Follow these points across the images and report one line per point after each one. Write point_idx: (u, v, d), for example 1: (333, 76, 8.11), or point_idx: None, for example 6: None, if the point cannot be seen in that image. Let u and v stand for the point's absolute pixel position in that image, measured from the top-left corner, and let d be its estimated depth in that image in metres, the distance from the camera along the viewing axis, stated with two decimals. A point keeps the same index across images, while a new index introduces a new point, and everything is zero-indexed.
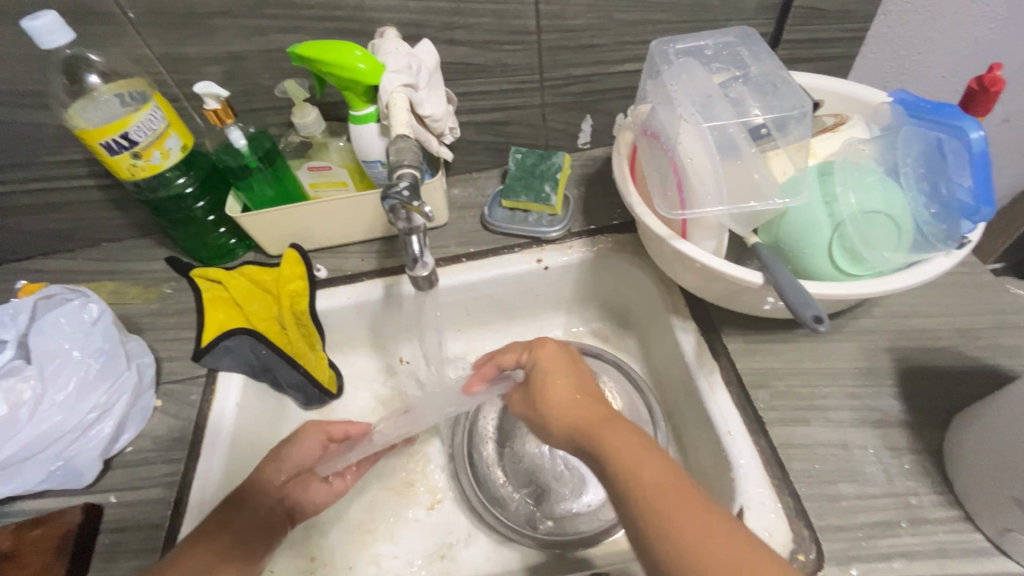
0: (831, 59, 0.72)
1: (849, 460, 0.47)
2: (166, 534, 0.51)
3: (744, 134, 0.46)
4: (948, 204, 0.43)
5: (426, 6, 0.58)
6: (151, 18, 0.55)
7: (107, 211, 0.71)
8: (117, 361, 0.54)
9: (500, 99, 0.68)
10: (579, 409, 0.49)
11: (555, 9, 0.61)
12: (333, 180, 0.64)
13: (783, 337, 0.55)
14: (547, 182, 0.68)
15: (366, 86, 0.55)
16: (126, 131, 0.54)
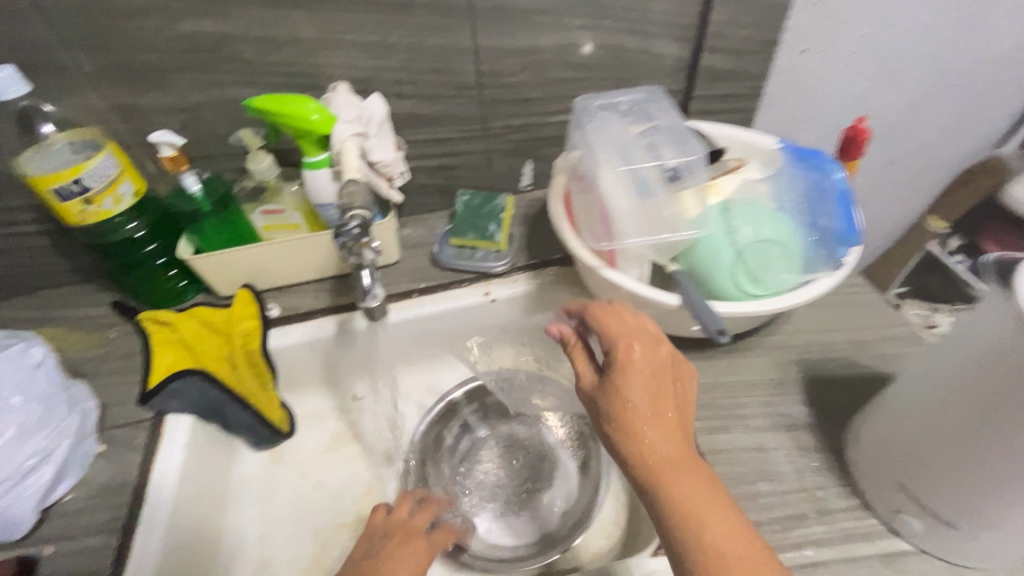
0: (737, 111, 0.82)
1: (766, 462, 0.52)
2: None
3: (655, 177, 0.53)
4: (826, 232, 0.52)
5: (376, 64, 0.64)
6: (107, 72, 0.58)
7: (50, 257, 0.70)
8: (58, 405, 0.54)
9: (446, 146, 0.74)
10: (660, 448, 0.42)
11: (493, 67, 0.68)
12: (286, 223, 0.67)
13: (706, 355, 0.61)
14: (492, 221, 0.73)
15: (319, 135, 0.59)
16: (78, 177, 0.56)
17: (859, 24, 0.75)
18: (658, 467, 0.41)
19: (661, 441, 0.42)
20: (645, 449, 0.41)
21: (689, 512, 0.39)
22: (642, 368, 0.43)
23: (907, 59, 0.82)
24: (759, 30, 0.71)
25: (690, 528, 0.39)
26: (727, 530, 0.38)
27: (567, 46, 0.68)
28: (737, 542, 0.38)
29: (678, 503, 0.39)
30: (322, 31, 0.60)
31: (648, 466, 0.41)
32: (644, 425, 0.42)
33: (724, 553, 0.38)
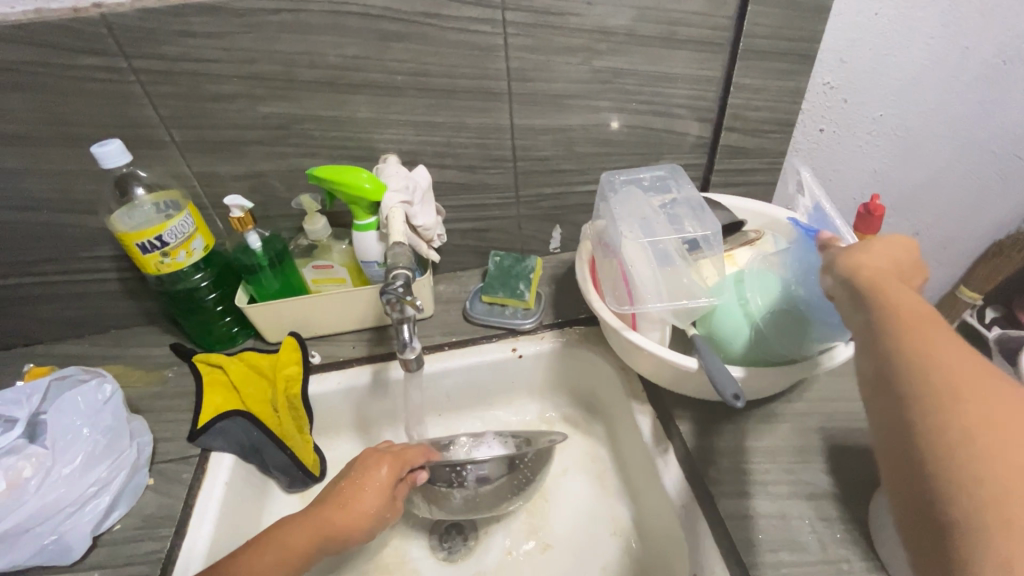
0: (757, 184, 0.86)
1: (787, 530, 0.52)
2: None
3: (673, 248, 0.56)
4: None
5: (422, 139, 0.71)
6: (194, 145, 0.67)
7: (123, 301, 0.78)
8: (120, 439, 0.59)
9: (482, 211, 0.81)
10: (943, 341, 0.36)
11: (527, 143, 0.75)
12: (333, 277, 0.73)
13: (727, 418, 0.62)
14: (521, 281, 0.78)
15: (369, 203, 0.66)
16: (160, 234, 0.63)
17: (872, 106, 0.79)
18: (931, 350, 0.35)
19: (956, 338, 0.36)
20: (928, 336, 0.36)
21: (961, 389, 0.33)
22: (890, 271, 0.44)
23: (924, 138, 0.85)
24: (775, 112, 0.77)
25: (955, 394, 0.33)
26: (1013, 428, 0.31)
27: (596, 125, 0.75)
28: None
29: (956, 377, 0.33)
30: (378, 112, 0.68)
31: (896, 306, 0.39)
32: (933, 321, 0.38)
33: (983, 425, 0.31)
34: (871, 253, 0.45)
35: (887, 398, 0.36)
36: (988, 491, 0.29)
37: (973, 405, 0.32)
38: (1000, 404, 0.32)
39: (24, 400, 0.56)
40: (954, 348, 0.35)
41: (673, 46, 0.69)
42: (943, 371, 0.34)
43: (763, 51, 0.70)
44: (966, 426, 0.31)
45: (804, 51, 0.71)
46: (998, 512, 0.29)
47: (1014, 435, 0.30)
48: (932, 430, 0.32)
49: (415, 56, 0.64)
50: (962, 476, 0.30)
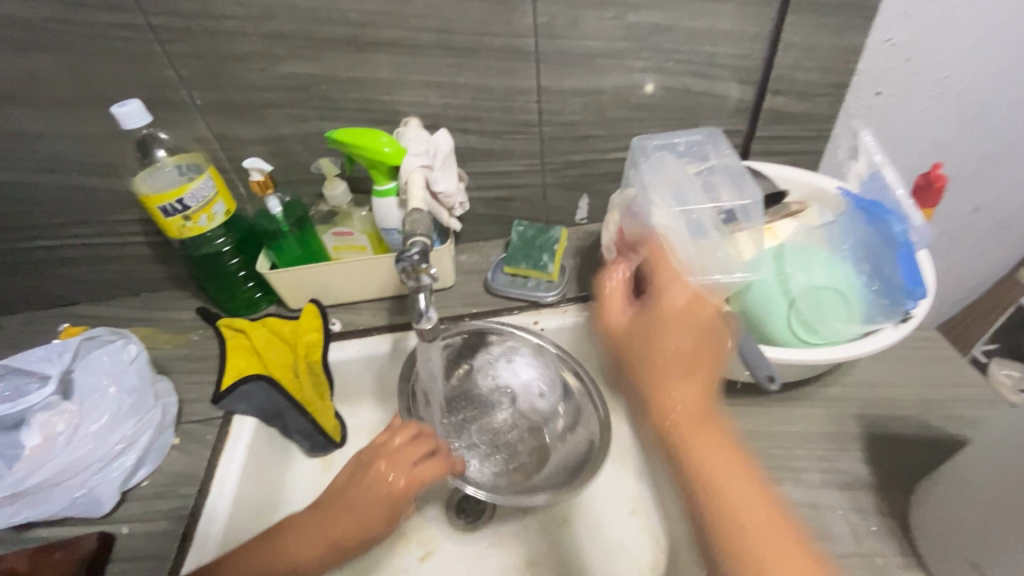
0: (801, 153, 0.80)
1: (819, 520, 0.50)
2: (172, 565, 0.54)
3: (708, 219, 0.53)
4: (888, 285, 0.49)
5: (445, 102, 0.68)
6: (214, 107, 0.66)
7: (151, 265, 0.79)
8: (146, 399, 0.60)
9: (506, 179, 0.78)
10: (687, 398, 0.49)
11: (555, 107, 0.71)
12: (353, 245, 0.72)
13: (758, 400, 0.59)
14: (545, 252, 0.75)
15: (389, 166, 0.64)
16: (182, 197, 0.63)
17: (938, 67, 0.72)
18: (680, 424, 0.48)
19: (687, 391, 0.49)
20: (673, 394, 0.49)
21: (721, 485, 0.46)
22: (661, 349, 0.50)
23: (994, 104, 0.77)
24: (826, 73, 0.70)
25: (701, 477, 0.47)
26: (733, 488, 0.46)
27: (628, 87, 0.71)
28: (753, 501, 0.45)
29: (688, 441, 0.48)
30: (399, 72, 0.65)
31: (680, 424, 0.48)
32: (672, 398, 0.48)
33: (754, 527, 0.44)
34: (676, 299, 0.51)
35: (696, 503, 0.47)
36: (738, 536, 0.44)
37: (719, 476, 0.46)
38: (726, 468, 0.47)
39: (54, 358, 0.58)
40: (690, 401, 0.49)
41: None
42: (690, 444, 0.48)
43: (818, 3, 0.64)
44: (719, 500, 0.45)
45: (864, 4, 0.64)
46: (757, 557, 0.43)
47: (740, 501, 0.45)
48: (700, 499, 0.46)
49: (437, 12, 0.61)
50: (735, 524, 0.44)
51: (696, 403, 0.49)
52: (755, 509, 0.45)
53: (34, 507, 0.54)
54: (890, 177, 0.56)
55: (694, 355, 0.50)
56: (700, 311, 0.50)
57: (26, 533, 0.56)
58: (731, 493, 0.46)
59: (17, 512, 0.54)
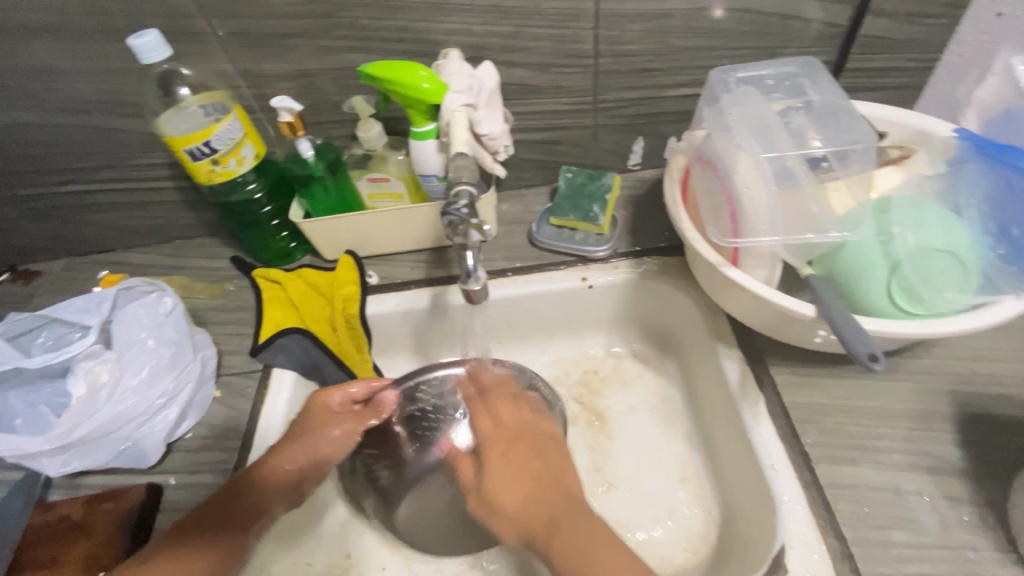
0: (895, 88, 0.70)
1: (902, 507, 0.45)
2: None
3: (803, 166, 0.45)
4: (1020, 245, 0.41)
5: (488, 29, 0.60)
6: (237, 37, 0.60)
7: (183, 211, 0.76)
8: (185, 352, 0.59)
9: (554, 119, 0.70)
10: (503, 486, 0.49)
11: (613, 34, 0.62)
12: (388, 192, 0.67)
13: (835, 372, 0.53)
14: (595, 202, 0.69)
15: (428, 105, 0.57)
16: (208, 140, 0.59)
17: None
18: (506, 501, 0.48)
19: (506, 475, 0.49)
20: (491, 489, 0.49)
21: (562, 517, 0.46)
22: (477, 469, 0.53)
23: None
24: None
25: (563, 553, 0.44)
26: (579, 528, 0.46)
27: (699, 9, 0.61)
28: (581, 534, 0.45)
29: (544, 501, 0.48)
30: None
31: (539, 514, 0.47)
32: (495, 474, 0.50)
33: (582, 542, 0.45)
34: (487, 422, 0.55)
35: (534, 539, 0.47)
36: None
37: (565, 539, 0.45)
38: (570, 523, 0.46)
39: (93, 308, 0.57)
40: (515, 480, 0.49)
41: None
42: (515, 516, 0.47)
43: None
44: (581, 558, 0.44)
45: None
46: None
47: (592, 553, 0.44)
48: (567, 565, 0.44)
49: None
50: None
51: (522, 475, 0.49)
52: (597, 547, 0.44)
53: (84, 457, 0.55)
54: None
55: (511, 442, 0.52)
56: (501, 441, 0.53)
57: (79, 479, 0.57)
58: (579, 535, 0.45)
59: (67, 462, 0.55)
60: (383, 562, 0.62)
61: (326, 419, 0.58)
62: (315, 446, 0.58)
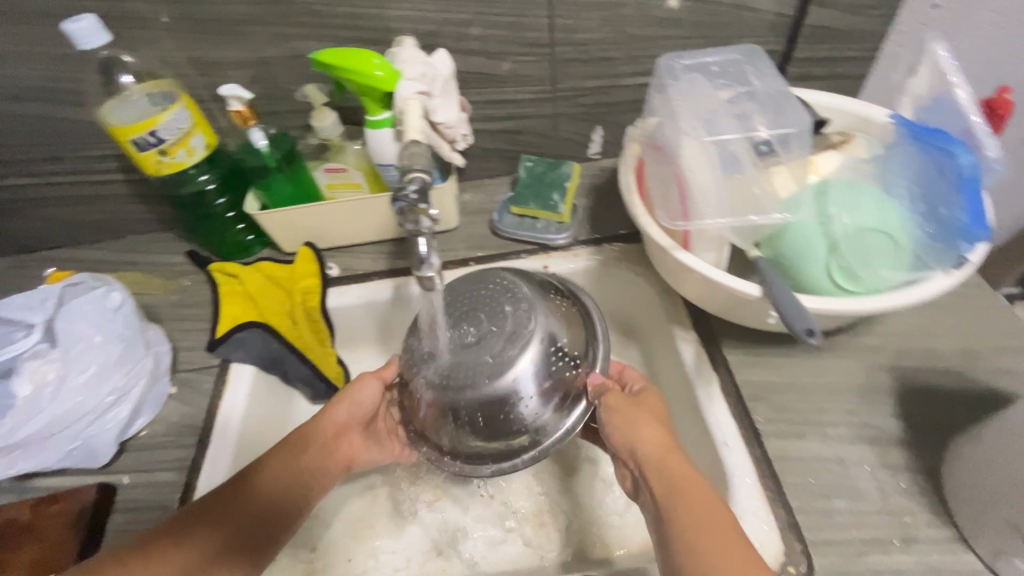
0: (842, 78, 0.72)
1: (845, 476, 0.47)
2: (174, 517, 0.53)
3: (746, 151, 0.47)
4: (946, 225, 0.44)
5: (443, 17, 0.60)
6: (183, 24, 0.58)
7: (134, 205, 0.74)
8: (136, 348, 0.57)
9: (513, 108, 0.70)
10: (658, 435, 0.47)
11: (569, 23, 0.63)
12: (348, 182, 0.66)
13: (785, 351, 0.55)
14: (555, 191, 0.70)
15: (382, 93, 0.57)
16: (155, 129, 0.57)
17: None
18: (647, 435, 0.47)
19: (660, 433, 0.47)
20: (641, 426, 0.47)
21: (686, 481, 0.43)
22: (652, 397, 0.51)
23: None
24: None
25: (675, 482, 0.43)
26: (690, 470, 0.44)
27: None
28: (694, 478, 0.44)
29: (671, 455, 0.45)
30: None
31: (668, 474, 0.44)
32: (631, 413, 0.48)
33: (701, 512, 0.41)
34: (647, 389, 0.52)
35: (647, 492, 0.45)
36: (680, 508, 0.41)
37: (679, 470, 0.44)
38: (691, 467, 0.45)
39: (37, 306, 0.55)
40: (652, 432, 0.47)
41: None
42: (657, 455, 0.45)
43: None
44: (686, 486, 0.43)
45: None
46: (689, 529, 0.40)
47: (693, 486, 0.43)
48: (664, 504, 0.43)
49: None
50: (683, 516, 0.41)
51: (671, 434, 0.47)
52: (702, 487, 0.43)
53: (27, 459, 0.53)
54: (960, 99, 0.50)
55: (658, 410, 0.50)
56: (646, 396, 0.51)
57: (27, 482, 0.56)
58: (695, 476, 0.44)
59: (10, 464, 0.52)
60: (349, 554, 0.61)
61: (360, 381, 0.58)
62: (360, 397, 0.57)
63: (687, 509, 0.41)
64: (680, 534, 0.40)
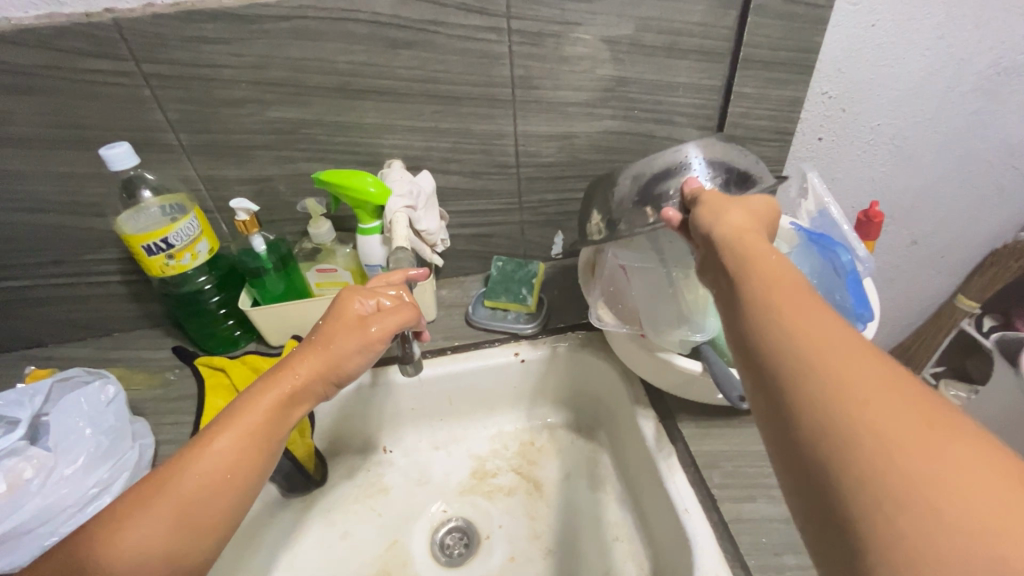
0: None
1: (792, 534, 0.53)
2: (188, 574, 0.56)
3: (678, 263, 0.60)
4: (841, 309, 0.54)
5: (427, 145, 0.72)
6: (201, 149, 0.67)
7: (127, 304, 0.78)
8: (123, 440, 0.59)
9: (486, 217, 0.81)
10: (816, 322, 0.33)
11: (531, 150, 0.76)
12: (337, 281, 0.74)
13: (731, 423, 0.62)
14: (524, 286, 0.78)
15: (375, 206, 0.66)
16: (167, 236, 0.64)
17: (870, 117, 0.80)
18: (782, 292, 0.36)
19: (784, 282, 0.37)
20: (757, 261, 0.39)
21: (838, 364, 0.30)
22: (757, 227, 0.44)
23: (923, 148, 0.86)
24: (775, 121, 0.78)
25: (854, 384, 0.29)
26: (858, 359, 0.30)
27: (598, 133, 0.76)
28: (914, 414, 0.28)
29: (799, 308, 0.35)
30: (384, 117, 0.69)
31: (801, 345, 0.32)
32: (753, 236, 0.42)
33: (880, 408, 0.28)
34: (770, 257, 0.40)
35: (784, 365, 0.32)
36: (909, 478, 0.26)
37: (852, 377, 0.29)
38: (920, 423, 0.27)
39: (26, 402, 0.57)
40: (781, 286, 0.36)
41: (675, 55, 0.70)
42: (757, 267, 0.38)
43: (764, 60, 0.71)
44: (923, 460, 0.26)
45: (805, 63, 0.72)
46: (908, 515, 0.25)
47: (960, 458, 0.26)
48: (763, 330, 0.35)
49: (422, 63, 0.65)
50: (868, 456, 0.27)
51: (804, 288, 0.36)
52: (960, 451, 0.26)
53: None
54: (835, 214, 0.64)
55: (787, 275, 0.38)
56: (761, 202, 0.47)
57: None
58: (832, 353, 0.31)
59: None
60: None
61: (234, 415, 0.45)
62: (221, 438, 0.43)
63: (856, 395, 0.29)
64: (801, 437, 0.30)
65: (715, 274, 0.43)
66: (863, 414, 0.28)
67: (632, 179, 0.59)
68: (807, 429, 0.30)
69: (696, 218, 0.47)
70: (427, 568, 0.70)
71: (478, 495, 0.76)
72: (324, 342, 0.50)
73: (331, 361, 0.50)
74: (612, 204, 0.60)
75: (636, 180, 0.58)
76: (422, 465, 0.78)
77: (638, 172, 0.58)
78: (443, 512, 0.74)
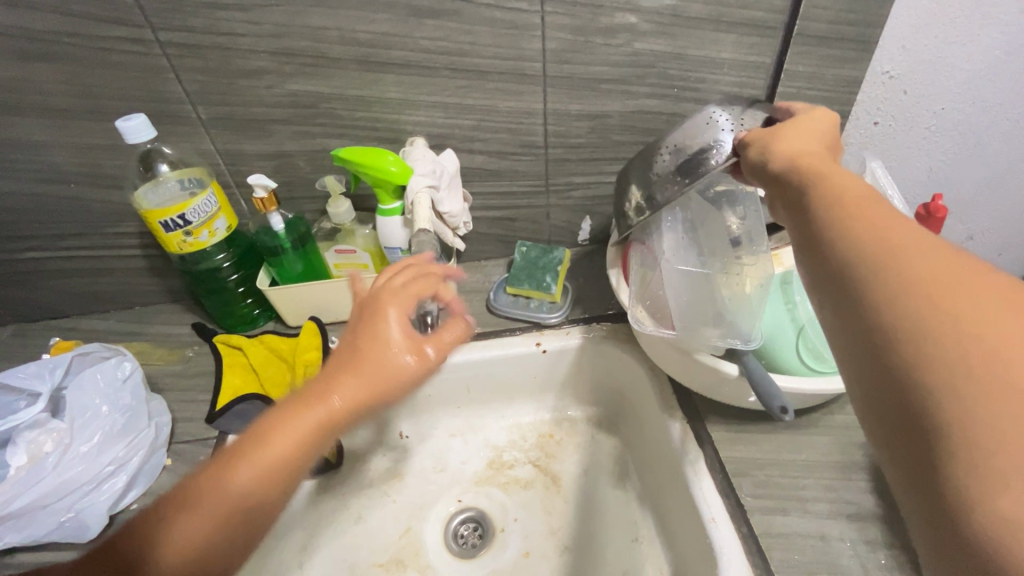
0: None
1: (827, 552, 0.49)
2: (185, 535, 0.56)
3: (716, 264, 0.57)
4: None
5: (451, 122, 0.68)
6: (219, 122, 0.65)
7: (147, 278, 0.78)
8: (139, 419, 0.59)
9: (511, 199, 0.78)
10: (887, 224, 0.33)
11: (560, 129, 0.71)
12: (354, 262, 0.71)
13: (765, 429, 0.58)
14: (548, 273, 0.75)
15: (396, 186, 0.63)
16: (184, 212, 0.62)
17: (935, 100, 0.73)
18: (860, 209, 0.35)
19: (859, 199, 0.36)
20: (827, 179, 0.38)
21: (930, 282, 0.29)
22: (819, 152, 0.43)
23: (992, 136, 0.78)
24: (827, 102, 0.71)
25: (935, 291, 0.29)
26: (940, 265, 0.30)
27: (634, 112, 0.71)
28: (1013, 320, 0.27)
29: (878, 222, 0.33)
30: (408, 92, 0.65)
31: (894, 263, 0.31)
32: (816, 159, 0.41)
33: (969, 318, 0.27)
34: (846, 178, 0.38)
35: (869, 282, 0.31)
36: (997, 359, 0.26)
37: (947, 294, 0.28)
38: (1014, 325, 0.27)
39: (46, 375, 0.57)
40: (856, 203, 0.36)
41: (721, 28, 0.64)
42: (830, 190, 0.37)
43: (821, 35, 0.64)
44: (1007, 354, 0.26)
45: (866, 38, 0.65)
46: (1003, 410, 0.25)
47: None
48: (843, 245, 0.34)
49: (449, 34, 0.61)
50: (957, 360, 0.26)
51: (879, 203, 0.35)
52: None
53: (19, 531, 0.53)
54: (898, 208, 0.58)
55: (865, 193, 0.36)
56: (823, 128, 0.45)
57: (7, 558, 0.55)
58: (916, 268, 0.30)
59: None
60: None
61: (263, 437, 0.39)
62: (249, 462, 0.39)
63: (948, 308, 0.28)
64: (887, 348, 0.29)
65: (780, 206, 0.42)
66: (955, 326, 0.27)
67: (665, 148, 0.53)
68: (887, 338, 0.29)
69: (751, 161, 0.46)
70: (441, 558, 0.69)
71: (493, 486, 0.74)
72: (362, 361, 0.42)
73: (373, 384, 0.42)
74: (647, 179, 0.55)
75: (670, 149, 0.53)
76: (439, 452, 0.76)
77: (672, 140, 0.53)
78: (458, 501, 0.73)
